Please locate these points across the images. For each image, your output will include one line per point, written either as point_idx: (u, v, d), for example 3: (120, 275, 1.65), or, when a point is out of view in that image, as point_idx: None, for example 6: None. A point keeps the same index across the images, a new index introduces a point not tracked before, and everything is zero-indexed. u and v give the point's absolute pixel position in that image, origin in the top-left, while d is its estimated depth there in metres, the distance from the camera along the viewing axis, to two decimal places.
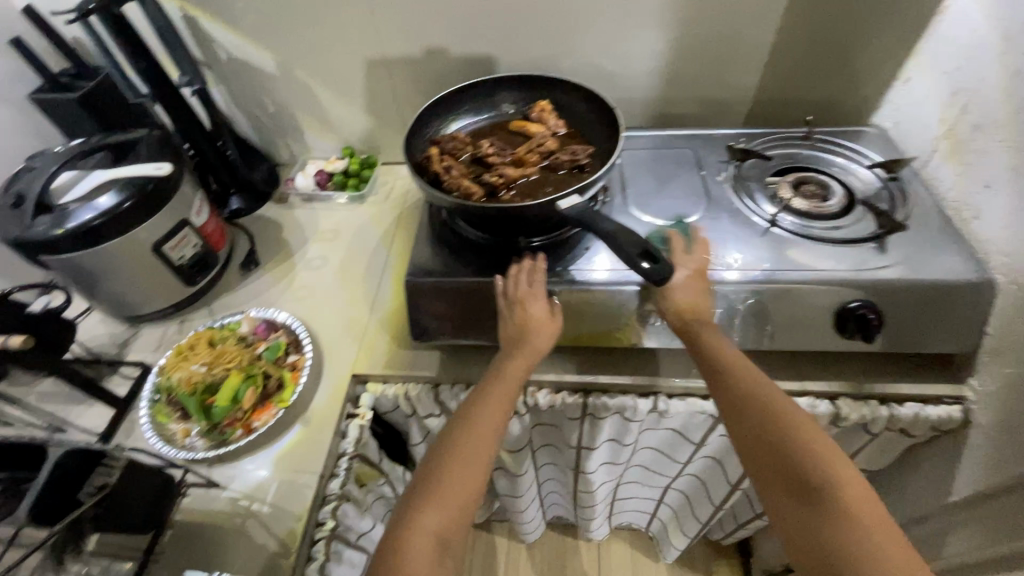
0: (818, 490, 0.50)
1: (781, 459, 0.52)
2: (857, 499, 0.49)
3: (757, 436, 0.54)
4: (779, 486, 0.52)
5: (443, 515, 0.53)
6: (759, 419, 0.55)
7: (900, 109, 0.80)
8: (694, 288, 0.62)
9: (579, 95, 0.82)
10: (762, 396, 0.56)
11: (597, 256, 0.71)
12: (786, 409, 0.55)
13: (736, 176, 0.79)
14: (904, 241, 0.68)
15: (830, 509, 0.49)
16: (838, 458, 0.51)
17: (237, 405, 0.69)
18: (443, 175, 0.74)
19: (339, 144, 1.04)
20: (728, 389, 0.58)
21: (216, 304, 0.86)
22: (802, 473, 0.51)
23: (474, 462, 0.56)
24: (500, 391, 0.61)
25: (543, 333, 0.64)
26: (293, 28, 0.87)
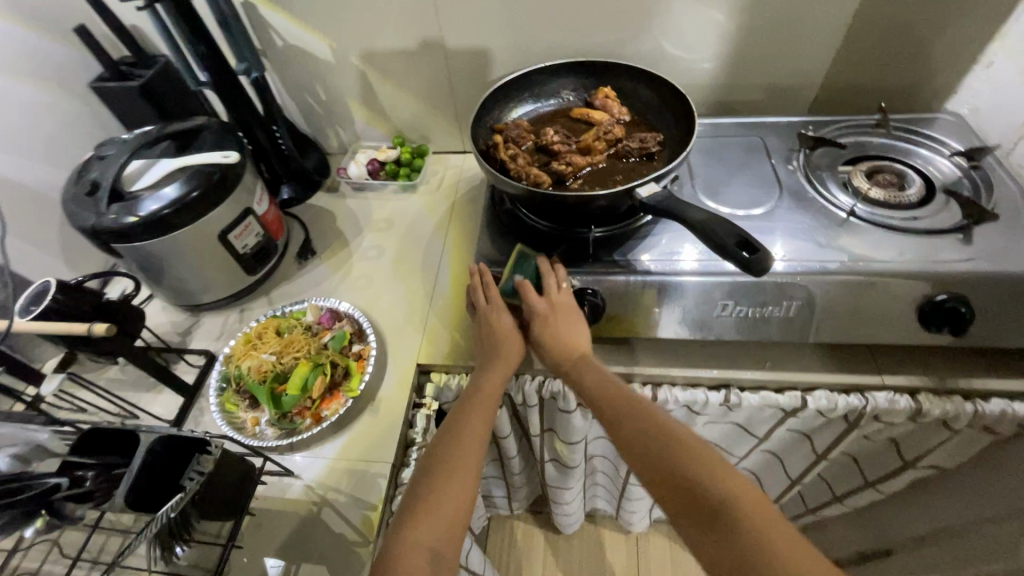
0: (718, 510, 0.46)
1: (679, 483, 0.49)
2: (764, 513, 0.46)
3: (651, 465, 0.52)
4: (684, 516, 0.48)
5: (437, 529, 0.49)
6: (655, 444, 0.53)
7: (980, 97, 0.78)
8: (558, 324, 0.65)
9: (644, 82, 0.80)
10: (648, 422, 0.55)
11: (680, 245, 0.69)
12: (675, 432, 0.53)
13: (807, 165, 0.77)
14: (991, 231, 0.66)
15: (738, 529, 0.45)
16: (731, 473, 0.49)
17: (307, 394, 0.69)
18: (509, 163, 0.73)
19: (391, 132, 1.03)
20: (621, 421, 0.56)
21: (275, 293, 0.86)
22: (698, 496, 0.48)
23: (460, 478, 0.53)
24: (479, 406, 0.60)
25: (517, 348, 0.65)
26: (351, 14, 0.86)
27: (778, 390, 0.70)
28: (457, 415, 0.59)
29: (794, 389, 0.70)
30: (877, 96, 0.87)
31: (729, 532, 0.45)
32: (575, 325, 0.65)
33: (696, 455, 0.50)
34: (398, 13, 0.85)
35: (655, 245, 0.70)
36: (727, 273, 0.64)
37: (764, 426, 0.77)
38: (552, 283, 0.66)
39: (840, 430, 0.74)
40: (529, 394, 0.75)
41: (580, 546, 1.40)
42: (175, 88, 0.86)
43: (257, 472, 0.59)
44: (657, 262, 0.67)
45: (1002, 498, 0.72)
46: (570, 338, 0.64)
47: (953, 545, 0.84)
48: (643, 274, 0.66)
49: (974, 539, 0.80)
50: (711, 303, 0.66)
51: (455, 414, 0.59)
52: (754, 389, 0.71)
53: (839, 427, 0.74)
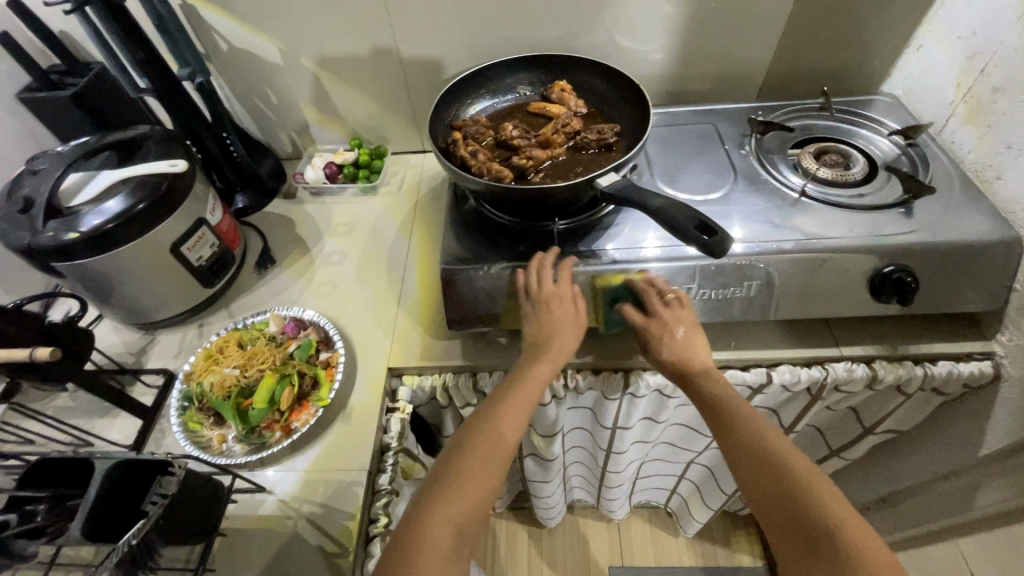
0: (825, 542, 0.45)
1: (787, 507, 0.48)
2: (866, 543, 0.44)
3: (753, 473, 0.51)
4: (788, 540, 0.47)
5: (460, 506, 0.48)
6: (765, 462, 0.51)
7: (912, 77, 0.84)
8: (674, 343, 0.62)
9: (598, 74, 0.81)
10: (763, 436, 0.52)
11: (635, 235, 0.70)
12: (784, 449, 0.51)
13: (759, 149, 0.80)
14: (929, 205, 0.69)
15: (839, 556, 0.44)
16: (843, 503, 0.47)
17: (275, 406, 0.67)
18: (470, 159, 0.73)
19: (346, 134, 1.01)
20: (733, 428, 0.54)
21: (235, 305, 0.83)
22: (805, 521, 0.46)
23: (492, 463, 0.52)
24: (518, 402, 0.57)
25: (570, 336, 0.63)
26: (297, 13, 0.84)
27: (745, 367, 0.72)
28: (504, 405, 0.56)
29: (760, 366, 0.72)
30: (821, 80, 0.90)
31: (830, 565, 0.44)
32: (692, 341, 0.63)
33: (810, 482, 0.48)
34: (346, 11, 0.84)
35: (613, 235, 0.71)
36: (682, 260, 0.66)
37: None
38: (654, 300, 0.64)
39: (804, 402, 0.77)
40: None
41: (564, 537, 1.41)
42: (114, 95, 0.82)
43: (226, 491, 0.57)
44: (615, 251, 0.68)
45: (955, 452, 0.77)
46: (686, 350, 0.62)
47: (912, 502, 0.89)
48: (607, 265, 0.67)
49: (932, 496, 0.84)
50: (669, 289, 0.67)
51: (501, 399, 0.57)
52: (721, 369, 0.73)
53: (803, 399, 0.77)
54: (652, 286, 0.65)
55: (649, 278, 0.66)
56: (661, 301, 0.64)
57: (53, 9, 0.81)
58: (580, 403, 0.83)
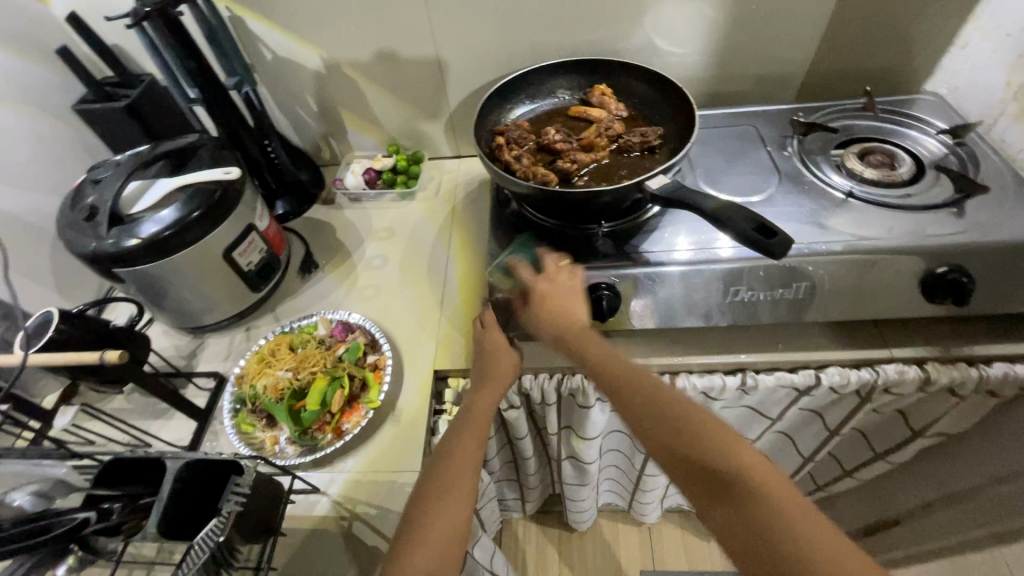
0: (733, 484, 0.44)
1: (684, 457, 0.47)
2: (766, 480, 0.44)
3: (657, 437, 0.49)
4: (698, 490, 0.46)
5: (434, 552, 0.48)
6: (663, 420, 0.49)
7: (958, 76, 0.83)
8: (555, 299, 0.63)
9: (639, 77, 0.82)
10: (650, 393, 0.51)
11: (676, 238, 0.70)
12: (681, 403, 0.50)
13: (802, 149, 0.79)
14: (982, 204, 0.68)
15: (745, 498, 0.43)
16: (736, 441, 0.46)
17: (326, 408, 0.68)
18: (514, 163, 0.73)
19: (384, 140, 1.03)
20: (626, 392, 0.53)
21: (280, 309, 0.85)
22: (709, 469, 0.45)
23: (456, 497, 0.51)
24: (473, 421, 0.58)
25: (507, 359, 0.64)
26: (341, 22, 0.86)
27: (793, 369, 0.72)
28: (460, 429, 0.57)
29: (808, 368, 0.71)
30: (862, 80, 0.90)
31: (733, 500, 0.43)
32: (573, 300, 0.63)
33: (701, 427, 0.48)
34: (389, 19, 0.85)
35: (652, 238, 0.71)
36: (725, 262, 0.66)
37: (778, 406, 0.79)
38: (552, 266, 0.66)
39: (851, 404, 0.77)
40: (547, 393, 0.75)
41: (594, 541, 1.41)
42: (164, 105, 0.84)
43: (285, 491, 0.57)
44: (655, 255, 0.68)
45: (1008, 456, 0.75)
46: (572, 311, 0.62)
47: (960, 508, 0.87)
48: (654, 269, 0.67)
49: (983, 500, 0.82)
50: (714, 291, 0.67)
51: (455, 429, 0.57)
52: (768, 370, 0.72)
53: (850, 401, 0.76)
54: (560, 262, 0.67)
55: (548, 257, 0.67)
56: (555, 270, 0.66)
57: (108, 23, 0.84)
58: None
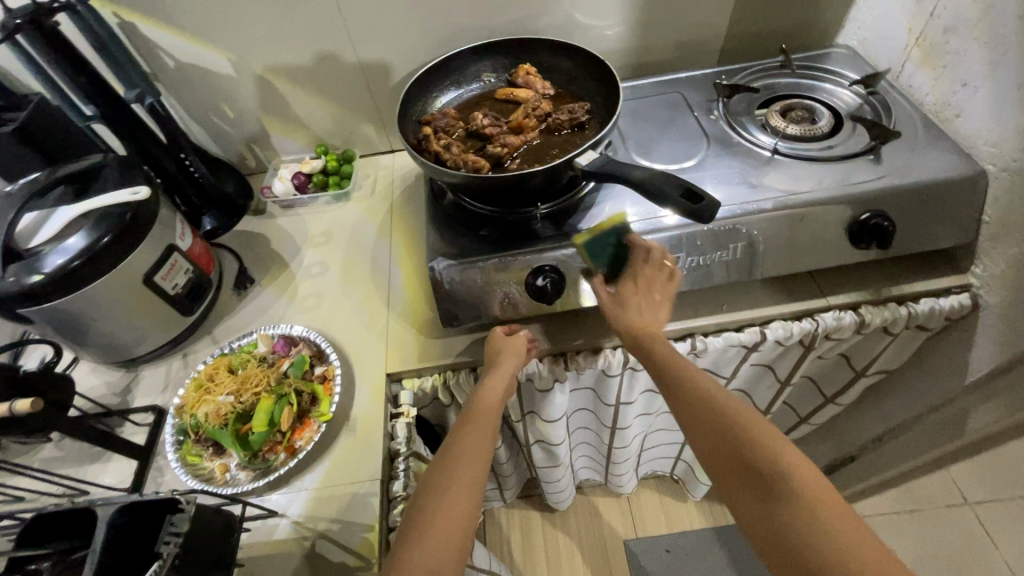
0: (778, 491, 0.43)
1: (731, 456, 0.46)
2: (813, 486, 0.42)
3: (705, 436, 0.48)
4: (735, 487, 0.45)
5: (443, 536, 0.45)
6: (710, 417, 0.48)
7: (865, 26, 0.85)
8: (640, 305, 0.61)
9: (561, 53, 0.81)
10: (700, 391, 0.50)
11: (621, 210, 0.70)
12: (728, 404, 0.49)
13: (727, 112, 0.80)
14: (896, 149, 0.71)
15: (788, 501, 0.42)
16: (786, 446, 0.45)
17: (275, 428, 0.65)
18: (444, 153, 0.71)
19: (310, 142, 0.98)
20: (677, 391, 0.52)
21: (218, 330, 0.80)
22: (754, 470, 0.44)
23: (469, 481, 0.49)
24: (482, 412, 0.57)
25: (512, 360, 0.64)
26: (245, 20, 0.81)
27: (739, 328, 0.73)
28: (465, 422, 0.55)
29: (752, 325, 0.73)
30: (777, 39, 0.92)
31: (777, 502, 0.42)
32: (655, 305, 0.61)
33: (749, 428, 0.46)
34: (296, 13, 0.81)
35: (599, 212, 0.70)
36: (670, 229, 0.66)
37: (731, 364, 0.81)
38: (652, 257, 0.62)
39: (797, 355, 0.79)
40: None
41: (576, 519, 1.42)
42: (59, 126, 0.77)
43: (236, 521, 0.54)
44: None
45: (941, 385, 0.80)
46: (648, 316, 0.60)
47: (907, 438, 0.92)
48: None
49: (925, 428, 0.87)
50: None
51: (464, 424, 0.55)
52: (716, 332, 0.74)
53: (796, 352, 0.78)
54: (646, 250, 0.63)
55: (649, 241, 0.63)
56: (652, 261, 0.62)
57: None
58: (580, 383, 0.84)
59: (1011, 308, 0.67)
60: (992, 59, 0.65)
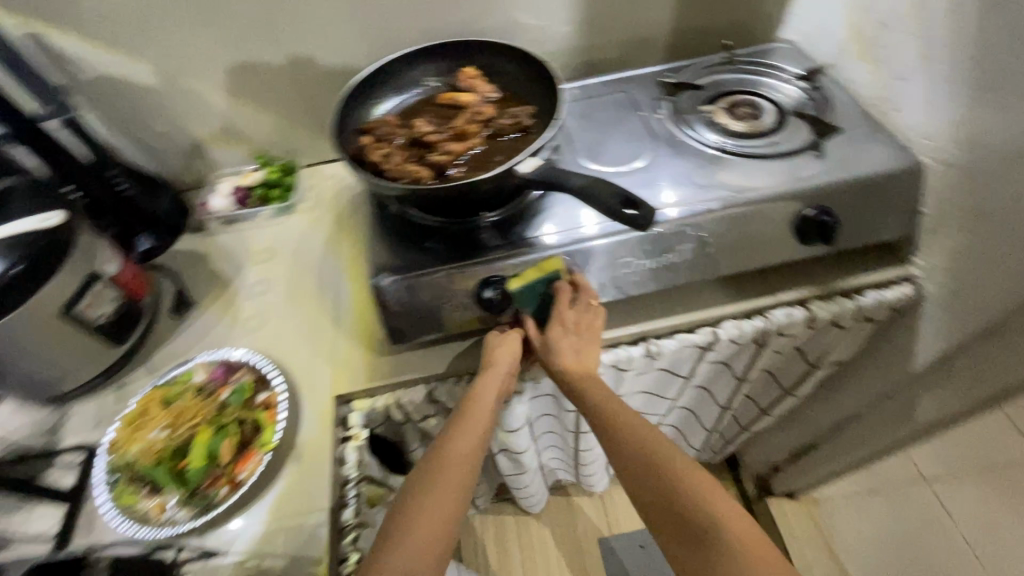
0: (706, 536, 0.50)
1: (667, 503, 0.53)
2: (738, 531, 0.49)
3: (647, 483, 0.55)
4: (670, 530, 0.52)
5: (420, 542, 0.51)
6: (650, 467, 0.55)
7: (805, 20, 0.86)
8: (570, 347, 0.65)
9: (503, 55, 0.78)
10: (642, 441, 0.57)
11: (581, 213, 0.69)
12: (668, 452, 0.56)
13: (674, 110, 0.79)
14: (838, 143, 0.71)
15: (716, 544, 0.49)
16: (717, 493, 0.52)
17: (215, 462, 0.62)
18: (384, 163, 0.68)
19: (250, 153, 0.94)
20: (619, 440, 0.58)
21: (155, 358, 0.76)
22: (687, 517, 0.51)
23: (450, 492, 0.54)
24: (471, 420, 0.61)
25: (508, 357, 0.65)
26: (169, 28, 0.77)
27: (693, 329, 0.73)
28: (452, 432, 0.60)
29: (705, 325, 0.72)
30: (722, 34, 0.91)
31: (706, 546, 0.49)
32: (580, 345, 0.65)
33: (685, 479, 0.53)
34: (225, 18, 0.78)
35: (558, 216, 0.69)
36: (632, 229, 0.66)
37: (688, 364, 0.80)
38: (579, 303, 0.65)
39: (752, 352, 0.79)
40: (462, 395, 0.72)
41: (551, 521, 1.42)
42: None
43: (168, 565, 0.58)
44: (565, 235, 0.67)
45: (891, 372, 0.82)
46: (576, 359, 0.65)
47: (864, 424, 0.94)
48: (549, 250, 0.66)
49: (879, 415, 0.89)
50: (620, 262, 0.67)
51: (449, 436, 0.59)
52: (670, 334, 0.73)
53: (750, 349, 0.79)
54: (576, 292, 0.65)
55: (575, 282, 0.65)
56: (579, 304, 0.66)
57: None
58: (539, 392, 0.83)
59: (952, 296, 0.69)
60: (925, 53, 0.65)
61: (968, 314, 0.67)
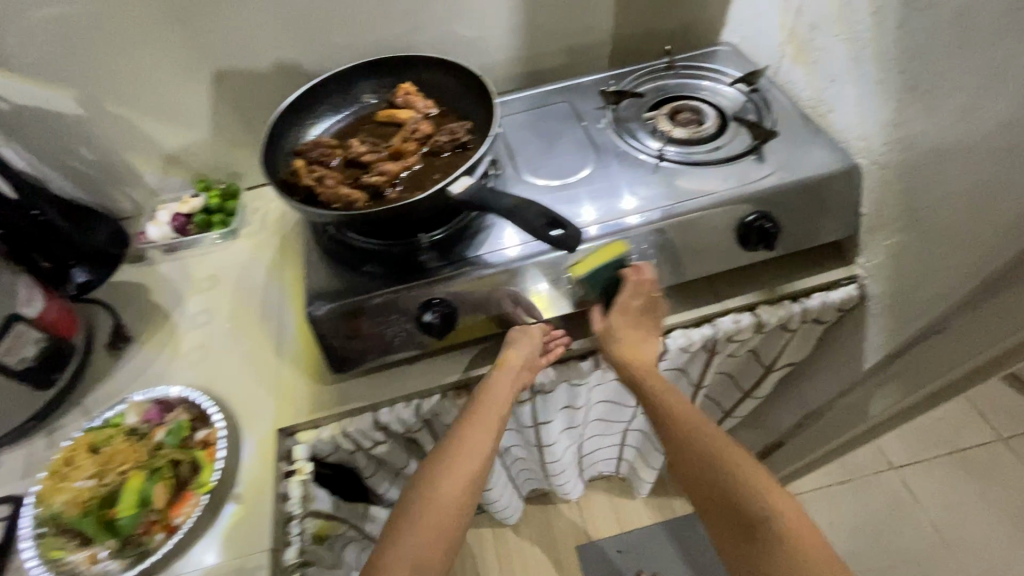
0: (762, 531, 0.51)
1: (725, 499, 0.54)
2: (798, 528, 0.51)
3: (704, 479, 0.56)
4: (727, 526, 0.54)
5: (427, 534, 0.52)
6: (708, 463, 0.57)
7: (744, 23, 0.86)
8: (631, 337, 0.66)
9: (440, 70, 0.77)
10: (699, 436, 0.58)
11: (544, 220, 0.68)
12: (721, 449, 0.57)
13: (615, 119, 0.79)
14: (776, 147, 0.71)
15: (772, 540, 0.51)
16: (777, 491, 0.53)
17: (149, 507, 0.59)
18: (317, 188, 0.66)
19: (189, 178, 0.91)
20: (675, 434, 0.60)
21: (89, 399, 0.72)
22: (742, 513, 0.53)
23: (457, 484, 0.55)
24: (487, 416, 0.61)
25: (528, 347, 0.66)
26: (88, 54, 0.74)
27: None
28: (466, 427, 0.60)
29: None
30: (664, 38, 0.91)
31: (762, 541, 0.51)
32: (639, 336, 0.67)
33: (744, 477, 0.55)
34: (150, 42, 0.75)
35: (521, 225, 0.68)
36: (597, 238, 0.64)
37: None
38: (637, 291, 0.65)
39: (704, 358, 0.79)
40: (411, 420, 0.71)
41: (529, 532, 1.40)
42: None
43: None
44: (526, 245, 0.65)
45: (843, 370, 0.82)
46: (635, 349, 0.66)
47: (824, 422, 0.94)
48: (506, 262, 0.64)
49: (837, 413, 0.89)
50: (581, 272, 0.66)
51: (463, 429, 0.60)
52: None
53: (702, 356, 0.78)
54: (639, 287, 0.65)
55: (639, 272, 0.65)
56: (636, 293, 0.65)
57: None
58: None
59: (894, 295, 0.69)
60: (854, 55, 0.66)
61: (911, 313, 0.67)
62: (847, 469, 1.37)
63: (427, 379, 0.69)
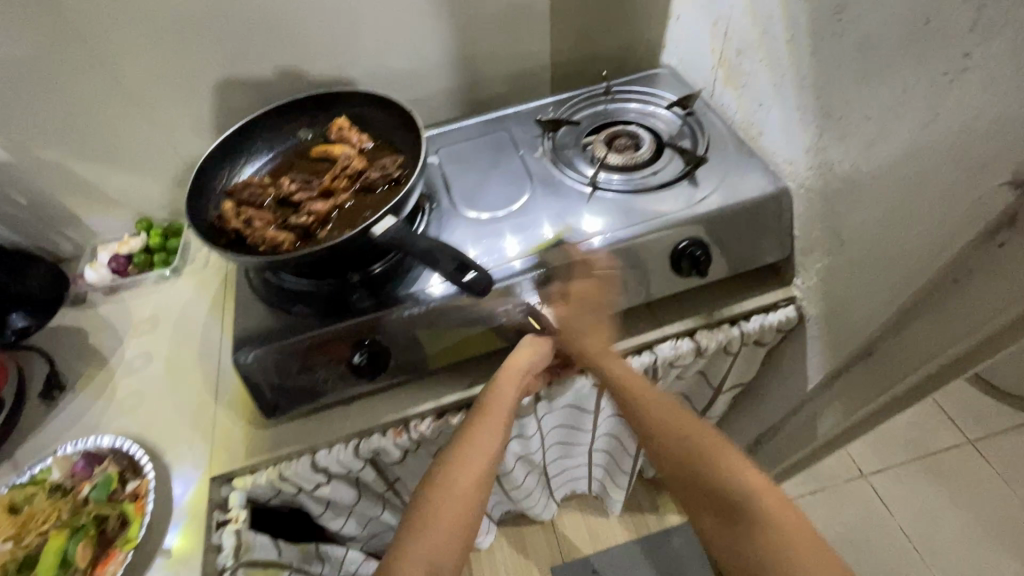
0: (742, 515, 0.54)
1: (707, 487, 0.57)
2: (776, 511, 0.54)
3: (684, 468, 0.59)
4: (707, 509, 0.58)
5: (436, 533, 0.54)
6: (691, 453, 0.59)
7: (680, 46, 0.86)
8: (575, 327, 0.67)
9: (374, 104, 0.77)
10: (680, 427, 0.61)
11: (505, 244, 0.67)
12: (705, 439, 0.60)
13: (553, 147, 0.79)
14: (709, 172, 0.71)
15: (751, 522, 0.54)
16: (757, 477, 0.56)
17: (71, 567, 0.58)
18: (244, 230, 0.65)
19: (131, 217, 0.90)
20: (653, 426, 0.62)
21: (20, 452, 0.71)
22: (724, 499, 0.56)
23: (467, 485, 0.57)
24: (494, 416, 0.61)
25: (534, 353, 0.66)
26: (11, 100, 0.73)
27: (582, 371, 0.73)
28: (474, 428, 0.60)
29: None
30: (604, 63, 0.92)
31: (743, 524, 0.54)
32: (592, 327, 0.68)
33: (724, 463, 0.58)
34: (78, 85, 0.74)
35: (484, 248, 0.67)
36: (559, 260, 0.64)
37: (592, 399, 0.83)
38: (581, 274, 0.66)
39: None
40: (352, 461, 0.69)
41: (502, 556, 1.38)
42: None
43: None
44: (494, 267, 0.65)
45: (791, 389, 0.82)
46: (584, 340, 0.67)
47: (780, 438, 0.94)
48: (435, 300, 0.63)
49: (790, 430, 0.89)
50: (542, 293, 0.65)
51: (472, 430, 0.60)
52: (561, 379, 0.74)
53: None
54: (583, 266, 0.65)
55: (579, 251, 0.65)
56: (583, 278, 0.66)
57: None
58: None
59: (829, 316, 0.69)
60: (775, 81, 0.66)
61: (846, 334, 0.67)
62: (816, 478, 1.37)
63: (365, 418, 0.68)
